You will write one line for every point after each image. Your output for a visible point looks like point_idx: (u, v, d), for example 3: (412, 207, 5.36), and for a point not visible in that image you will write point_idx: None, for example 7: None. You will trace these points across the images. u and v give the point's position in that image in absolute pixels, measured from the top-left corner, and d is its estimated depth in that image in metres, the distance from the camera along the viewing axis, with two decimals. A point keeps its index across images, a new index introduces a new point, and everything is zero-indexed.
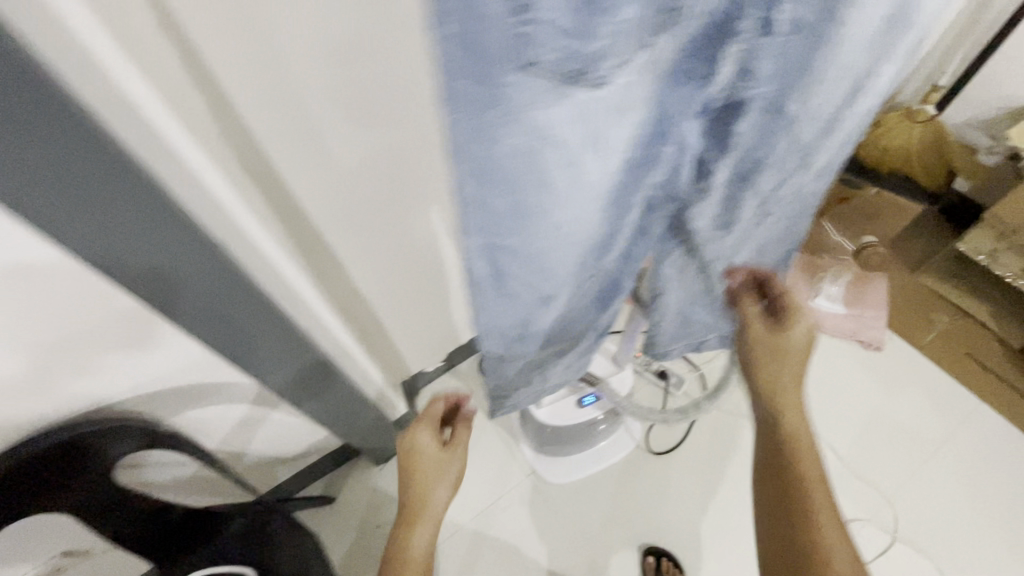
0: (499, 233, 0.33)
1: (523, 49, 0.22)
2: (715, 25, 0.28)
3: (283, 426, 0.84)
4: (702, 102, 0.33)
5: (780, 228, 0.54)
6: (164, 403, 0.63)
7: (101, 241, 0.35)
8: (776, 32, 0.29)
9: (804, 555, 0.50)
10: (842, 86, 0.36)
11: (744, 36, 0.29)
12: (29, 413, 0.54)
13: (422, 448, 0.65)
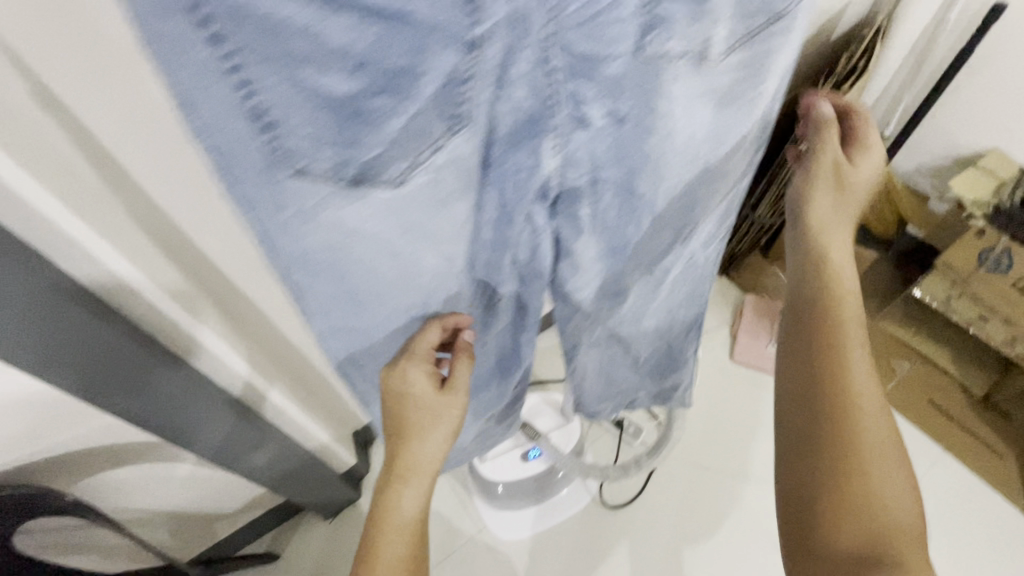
0: (338, 313, 0.33)
1: (289, 160, 0.22)
2: (523, 120, 0.28)
3: (210, 481, 0.83)
4: (539, 191, 0.33)
5: (677, 289, 0.53)
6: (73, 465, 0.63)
7: None
8: (593, 126, 0.30)
9: (848, 470, 0.45)
10: (691, 168, 0.36)
11: (559, 130, 0.29)
12: None
13: (410, 391, 0.47)
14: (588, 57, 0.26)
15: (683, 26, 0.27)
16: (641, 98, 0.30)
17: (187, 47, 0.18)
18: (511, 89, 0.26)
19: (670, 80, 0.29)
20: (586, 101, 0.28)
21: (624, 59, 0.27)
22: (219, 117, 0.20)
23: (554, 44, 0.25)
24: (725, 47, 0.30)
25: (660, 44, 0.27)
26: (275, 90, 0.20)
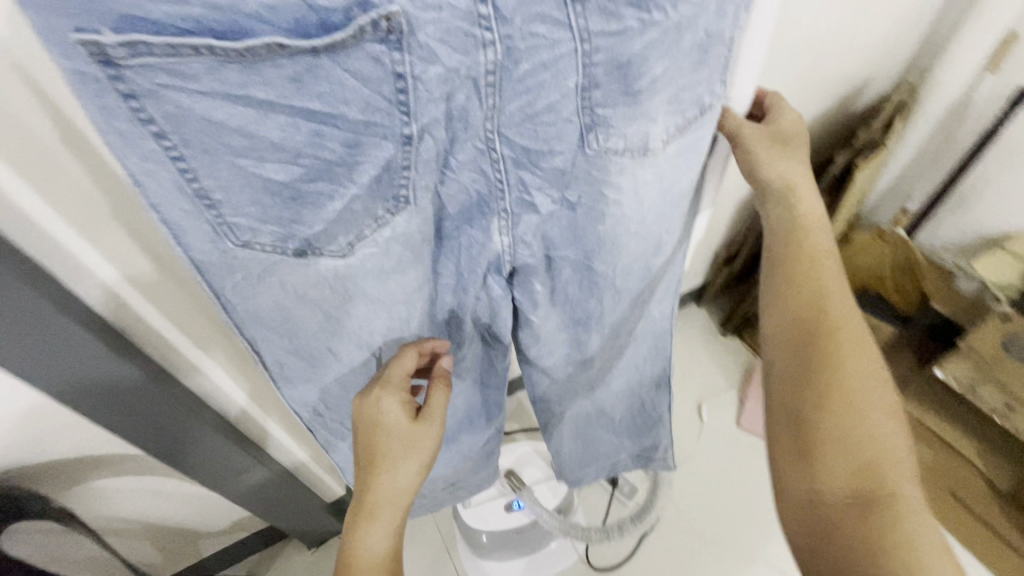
0: (291, 355, 0.37)
1: (233, 232, 0.26)
2: (472, 201, 0.32)
3: (196, 498, 0.84)
4: (493, 264, 0.36)
5: (648, 353, 0.55)
6: (67, 471, 0.66)
7: None
8: (541, 209, 0.33)
9: (831, 408, 0.38)
10: (646, 247, 0.38)
11: (506, 210, 0.32)
12: None
13: (382, 420, 0.41)
14: (527, 150, 0.29)
15: (621, 126, 0.29)
16: (589, 188, 0.32)
17: (135, 142, 0.21)
18: (455, 174, 0.30)
19: (618, 172, 0.31)
20: (532, 187, 0.31)
21: (566, 153, 0.29)
22: (167, 198, 0.24)
23: (495, 138, 0.28)
24: (666, 139, 0.31)
25: (603, 142, 0.29)
26: (216, 174, 0.23)
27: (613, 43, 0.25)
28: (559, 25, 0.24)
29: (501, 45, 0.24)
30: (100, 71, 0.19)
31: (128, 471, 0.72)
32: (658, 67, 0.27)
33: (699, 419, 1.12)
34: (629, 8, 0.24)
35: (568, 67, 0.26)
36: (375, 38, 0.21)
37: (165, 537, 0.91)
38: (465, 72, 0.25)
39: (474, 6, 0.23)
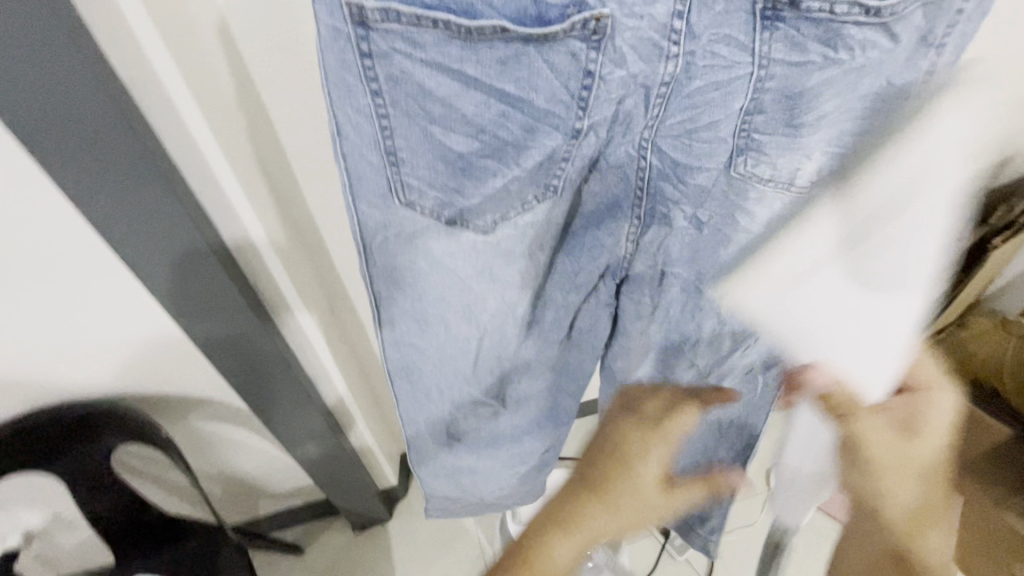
0: (407, 320, 0.40)
1: (403, 189, 0.29)
2: (608, 202, 0.35)
3: (267, 458, 0.90)
4: (611, 267, 0.41)
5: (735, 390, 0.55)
6: (174, 404, 0.74)
7: (143, 244, 0.48)
8: (674, 221, 0.36)
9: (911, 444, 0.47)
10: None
11: (638, 217, 0.36)
12: (71, 385, 0.66)
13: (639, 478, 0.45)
14: (676, 163, 0.31)
15: (775, 154, 0.31)
16: (722, 210, 0.35)
17: (353, 95, 0.25)
18: (602, 173, 0.32)
19: (757, 200, 0.34)
20: (670, 199, 0.34)
21: (712, 169, 0.32)
22: (359, 147, 0.27)
23: (649, 146, 0.31)
24: (814, 180, 0.33)
25: (751, 166, 0.32)
26: (408, 137, 0.27)
27: (789, 72, 0.28)
28: (743, 49, 0.27)
29: (684, 60, 0.27)
30: (353, 27, 0.23)
31: (223, 419, 0.79)
32: (825, 101, 0.29)
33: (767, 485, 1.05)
34: (816, 43, 0.26)
35: (739, 87, 0.28)
36: (581, 37, 0.24)
37: (231, 488, 0.97)
38: (642, 81, 0.27)
39: (672, 21, 0.25)
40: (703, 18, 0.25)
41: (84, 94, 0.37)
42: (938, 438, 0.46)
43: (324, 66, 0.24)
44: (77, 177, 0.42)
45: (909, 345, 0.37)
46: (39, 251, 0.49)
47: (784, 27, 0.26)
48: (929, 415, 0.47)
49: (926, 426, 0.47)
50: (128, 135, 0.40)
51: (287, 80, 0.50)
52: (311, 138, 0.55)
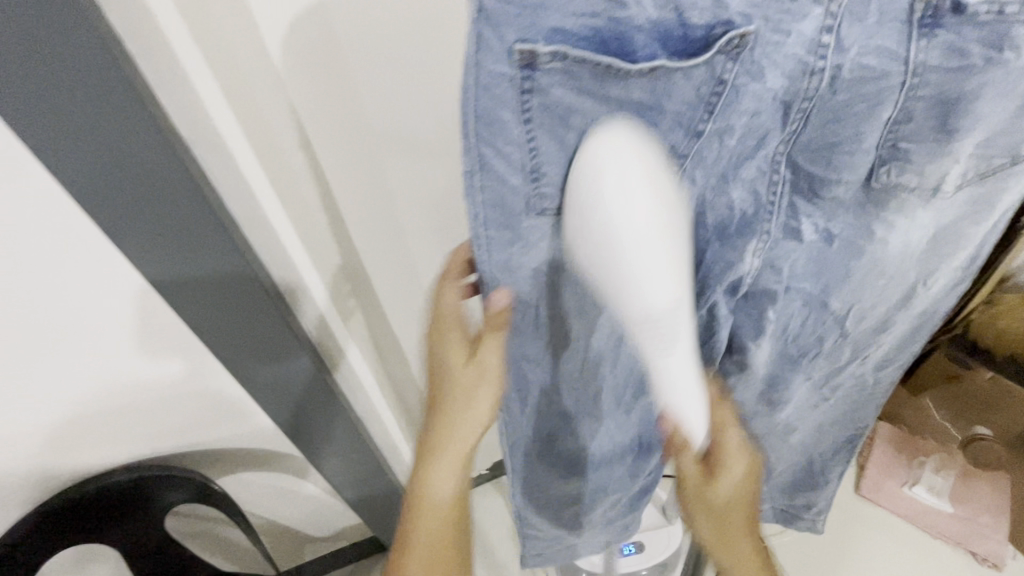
0: None
1: (539, 205, 0.32)
2: (732, 220, 0.36)
3: (316, 501, 0.88)
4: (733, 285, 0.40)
5: (838, 389, 0.58)
6: (224, 457, 0.73)
7: (203, 303, 0.47)
8: (804, 236, 0.39)
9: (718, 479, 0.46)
10: (893, 288, 0.44)
11: (769, 232, 0.37)
12: (118, 451, 0.65)
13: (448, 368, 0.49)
14: (814, 175, 0.35)
15: (922, 160, 0.34)
16: (855, 222, 0.38)
17: (507, 130, 0.29)
18: (735, 182, 0.34)
19: (898, 207, 0.37)
20: (803, 213, 0.38)
21: (850, 181, 0.35)
22: (500, 178, 0.31)
23: (783, 161, 0.35)
24: (959, 181, 0.36)
25: (894, 174, 0.35)
26: (547, 154, 0.30)
27: (946, 77, 0.30)
28: (894, 58, 0.30)
29: (830, 74, 0.30)
30: (517, 68, 0.27)
31: (272, 470, 0.78)
32: (982, 106, 0.31)
33: None
34: (979, 46, 0.30)
35: (890, 96, 0.31)
36: (726, 51, 0.29)
37: (278, 536, 0.95)
38: (782, 96, 0.31)
39: (820, 36, 0.29)
40: (856, 31, 0.29)
41: (147, 156, 0.36)
42: (736, 464, 0.46)
43: (480, 97, 0.28)
44: (140, 239, 0.41)
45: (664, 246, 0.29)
46: (92, 323, 0.48)
47: (945, 32, 0.29)
48: (727, 471, 0.46)
49: (722, 479, 0.46)
50: (191, 193, 0.39)
51: (338, 127, 0.49)
52: (369, 192, 0.56)
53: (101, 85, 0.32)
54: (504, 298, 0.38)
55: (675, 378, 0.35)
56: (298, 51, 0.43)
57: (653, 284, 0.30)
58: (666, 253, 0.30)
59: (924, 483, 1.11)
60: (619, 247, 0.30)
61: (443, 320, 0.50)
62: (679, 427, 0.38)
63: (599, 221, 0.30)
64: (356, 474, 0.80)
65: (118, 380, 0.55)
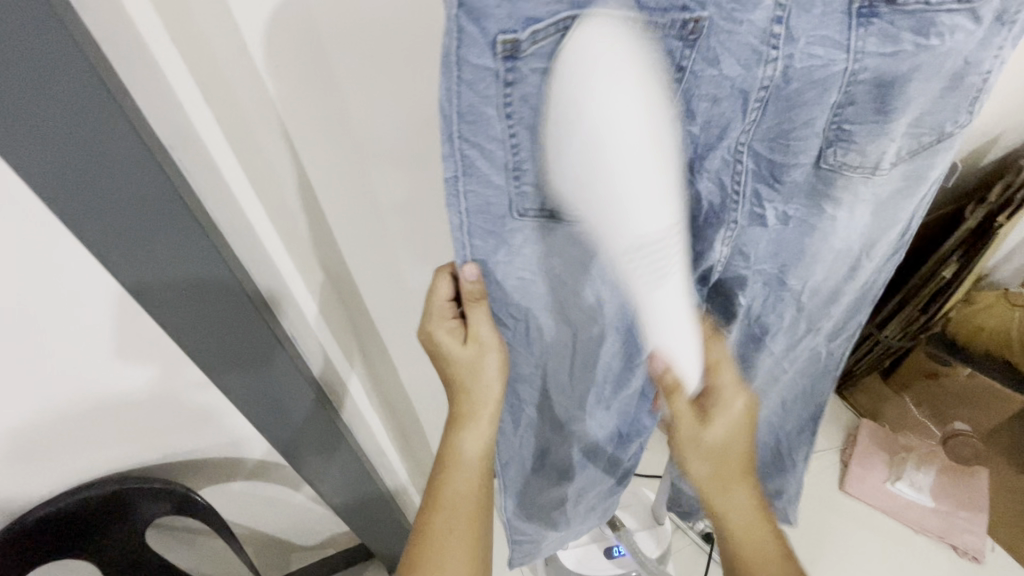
0: None
1: (519, 201, 0.33)
2: (702, 212, 0.37)
3: (302, 508, 0.87)
4: (704, 276, 0.42)
5: (803, 364, 0.60)
6: (207, 466, 0.72)
7: (182, 309, 0.47)
8: (766, 220, 0.41)
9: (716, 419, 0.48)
10: (842, 263, 0.46)
11: (736, 222, 0.39)
12: (98, 462, 0.64)
13: (443, 347, 0.46)
14: (772, 161, 0.36)
15: (862, 140, 0.36)
16: (806, 202, 0.40)
17: (496, 123, 0.30)
18: (703, 178, 0.36)
19: (844, 186, 0.39)
20: (765, 199, 0.39)
21: (804, 164, 0.37)
22: (497, 172, 0.32)
23: (744, 151, 0.35)
24: (894, 160, 0.38)
25: (841, 155, 0.37)
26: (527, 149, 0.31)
27: (882, 62, 0.32)
28: (837, 47, 0.31)
29: (783, 63, 0.31)
30: (500, 60, 0.27)
31: (257, 478, 0.77)
32: (914, 89, 0.34)
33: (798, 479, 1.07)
34: (909, 33, 0.31)
35: (834, 82, 0.32)
36: (678, 35, 0.29)
37: (264, 546, 0.94)
38: (739, 84, 0.32)
39: (771, 26, 0.30)
40: (803, 22, 0.30)
41: (122, 159, 0.36)
42: (733, 409, 0.48)
43: (461, 94, 0.28)
44: (117, 246, 0.41)
45: (658, 174, 0.33)
46: (68, 329, 0.47)
47: (880, 22, 0.31)
48: (722, 410, 0.48)
49: (715, 417, 0.47)
50: (168, 195, 0.39)
51: (325, 134, 0.49)
52: (355, 196, 0.55)
53: (78, 100, 0.32)
54: (474, 271, 0.36)
55: (663, 304, 0.40)
56: (283, 57, 0.42)
57: (641, 214, 0.34)
58: (655, 179, 0.33)
59: (906, 477, 1.13)
60: (610, 180, 0.32)
61: (431, 302, 0.44)
62: (668, 363, 0.44)
63: (588, 154, 0.31)
64: (346, 481, 0.80)
65: (96, 388, 0.54)
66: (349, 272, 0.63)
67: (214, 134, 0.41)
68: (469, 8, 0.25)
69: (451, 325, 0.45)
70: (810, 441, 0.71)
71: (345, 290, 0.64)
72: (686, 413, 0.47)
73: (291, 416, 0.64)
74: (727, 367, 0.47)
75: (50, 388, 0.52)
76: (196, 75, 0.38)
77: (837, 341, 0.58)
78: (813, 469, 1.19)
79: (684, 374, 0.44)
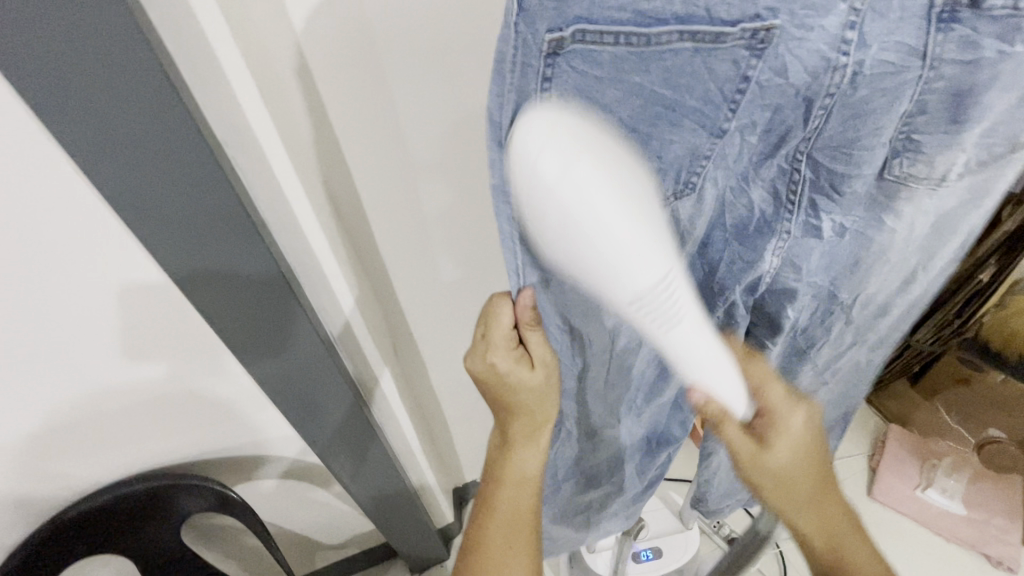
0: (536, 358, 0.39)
1: None
2: (752, 220, 0.36)
3: (331, 506, 0.88)
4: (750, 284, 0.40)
5: (847, 372, 0.58)
6: (240, 463, 0.72)
7: (227, 303, 0.47)
8: (822, 233, 0.36)
9: (774, 441, 0.48)
10: (894, 274, 0.42)
11: (788, 233, 0.36)
12: (135, 458, 0.64)
13: (505, 373, 0.45)
14: (833, 173, 0.32)
15: (931, 151, 0.31)
16: (865, 213, 0.35)
17: None
18: (751, 184, 0.33)
19: (906, 197, 0.34)
20: (822, 212, 0.35)
21: (866, 175, 0.32)
22: None
23: (803, 159, 0.32)
24: (961, 172, 0.33)
25: (907, 166, 0.32)
26: None
27: (961, 71, 0.27)
28: (912, 53, 0.26)
29: (852, 70, 0.27)
30: (545, 60, 0.24)
31: (288, 477, 0.78)
32: (992, 99, 0.28)
33: None
34: (993, 40, 0.26)
35: (906, 91, 0.28)
36: (748, 45, 0.25)
37: (292, 543, 0.94)
38: (804, 91, 0.27)
39: (844, 32, 0.25)
40: (876, 26, 0.26)
41: (181, 156, 0.36)
42: (788, 424, 0.48)
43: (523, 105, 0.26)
44: (168, 239, 0.41)
45: (643, 232, 0.28)
46: (115, 322, 0.47)
47: (962, 28, 0.26)
48: (780, 433, 0.48)
49: (774, 441, 0.48)
50: (222, 194, 0.39)
51: (368, 130, 0.49)
52: (395, 197, 0.55)
53: (142, 90, 0.32)
54: (531, 296, 0.35)
55: (684, 346, 0.36)
56: (331, 48, 0.42)
57: (634, 270, 0.29)
58: (641, 237, 0.28)
59: (937, 485, 1.12)
60: (587, 241, 0.27)
61: (492, 334, 0.42)
62: (704, 393, 0.41)
63: (558, 215, 0.26)
64: (377, 481, 0.80)
65: (139, 382, 0.54)
66: (384, 270, 0.63)
67: (268, 132, 0.41)
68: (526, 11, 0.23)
69: (513, 354, 0.43)
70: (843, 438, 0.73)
71: (378, 289, 0.64)
72: (735, 433, 0.46)
73: (327, 414, 0.64)
74: (775, 386, 0.47)
75: (94, 382, 0.52)
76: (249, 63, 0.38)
77: (878, 349, 0.56)
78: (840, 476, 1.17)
79: (727, 401, 0.42)
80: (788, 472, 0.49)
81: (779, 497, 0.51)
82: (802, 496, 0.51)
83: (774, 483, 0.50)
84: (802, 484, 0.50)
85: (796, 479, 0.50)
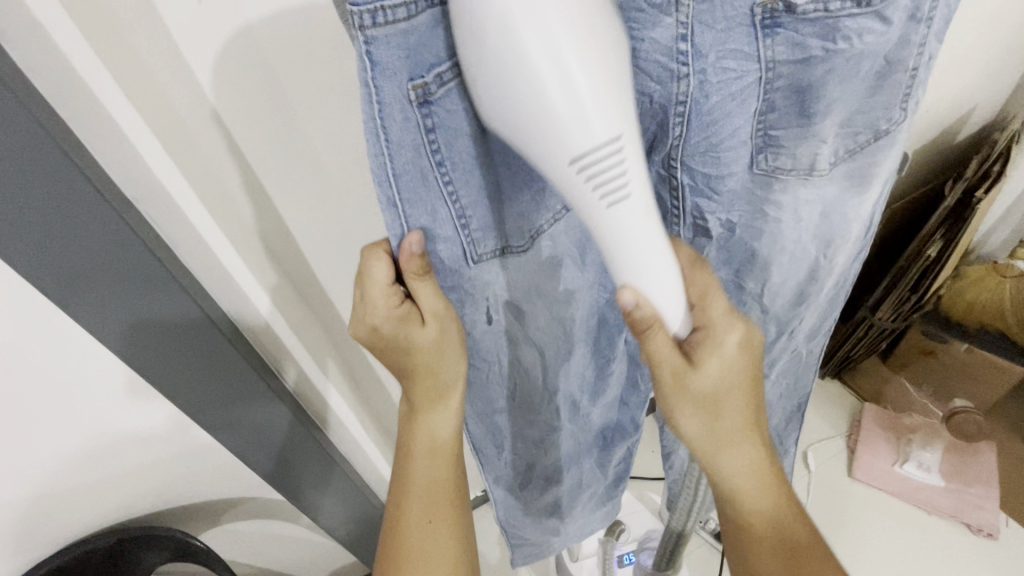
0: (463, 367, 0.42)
1: (472, 245, 0.35)
2: None
3: (308, 541, 0.87)
4: None
5: (786, 364, 0.63)
6: (204, 507, 0.72)
7: (155, 359, 0.47)
8: (710, 231, 0.42)
9: (705, 363, 0.42)
10: (800, 266, 0.47)
11: (678, 230, 0.42)
12: (95, 512, 0.64)
13: (392, 334, 0.40)
14: (707, 177, 0.37)
15: (791, 143, 0.37)
16: (748, 208, 0.41)
17: (426, 172, 0.30)
18: None
19: (782, 189, 0.40)
20: (706, 212, 0.40)
21: (738, 173, 0.38)
22: (471, 203, 0.33)
23: (677, 165, 0.36)
24: (829, 158, 0.39)
25: (773, 160, 0.38)
26: (466, 190, 0.33)
27: (795, 69, 0.33)
28: (749, 58, 0.32)
29: (696, 78, 0.32)
30: (416, 107, 0.28)
31: (259, 516, 0.77)
32: (832, 90, 0.34)
33: (806, 468, 1.16)
34: (815, 39, 0.32)
35: (752, 92, 0.33)
36: None
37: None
38: (656, 101, 0.33)
39: (677, 44, 0.31)
40: (706, 37, 0.31)
41: (86, 217, 0.37)
42: (723, 361, 0.42)
43: (393, 157, 0.28)
44: (80, 302, 0.41)
45: (598, 93, 0.26)
46: (50, 387, 0.47)
47: (785, 31, 0.31)
48: (714, 350, 0.42)
49: (704, 356, 0.41)
50: (134, 245, 0.40)
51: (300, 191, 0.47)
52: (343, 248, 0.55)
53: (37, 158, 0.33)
54: (419, 241, 0.32)
55: (629, 234, 0.32)
56: (246, 115, 0.40)
57: (588, 121, 0.26)
58: (593, 84, 0.26)
59: (913, 459, 1.12)
60: (522, 65, 0.25)
61: (369, 290, 0.38)
62: (642, 298, 0.35)
63: (497, 47, 0.25)
64: (347, 507, 0.80)
65: (84, 439, 0.54)
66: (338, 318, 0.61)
67: (187, 196, 0.41)
68: (378, 63, 0.26)
69: (398, 310, 0.39)
70: (796, 427, 0.75)
71: None
72: (671, 353, 0.39)
73: (285, 449, 0.64)
74: (719, 300, 0.41)
75: (35, 446, 0.52)
76: (160, 135, 0.38)
77: (813, 340, 0.62)
78: (819, 460, 1.17)
79: (665, 309, 0.36)
80: (715, 402, 0.44)
81: (694, 429, 0.46)
82: (715, 433, 0.46)
83: (706, 401, 0.44)
84: (727, 424, 0.46)
85: (723, 415, 0.45)
